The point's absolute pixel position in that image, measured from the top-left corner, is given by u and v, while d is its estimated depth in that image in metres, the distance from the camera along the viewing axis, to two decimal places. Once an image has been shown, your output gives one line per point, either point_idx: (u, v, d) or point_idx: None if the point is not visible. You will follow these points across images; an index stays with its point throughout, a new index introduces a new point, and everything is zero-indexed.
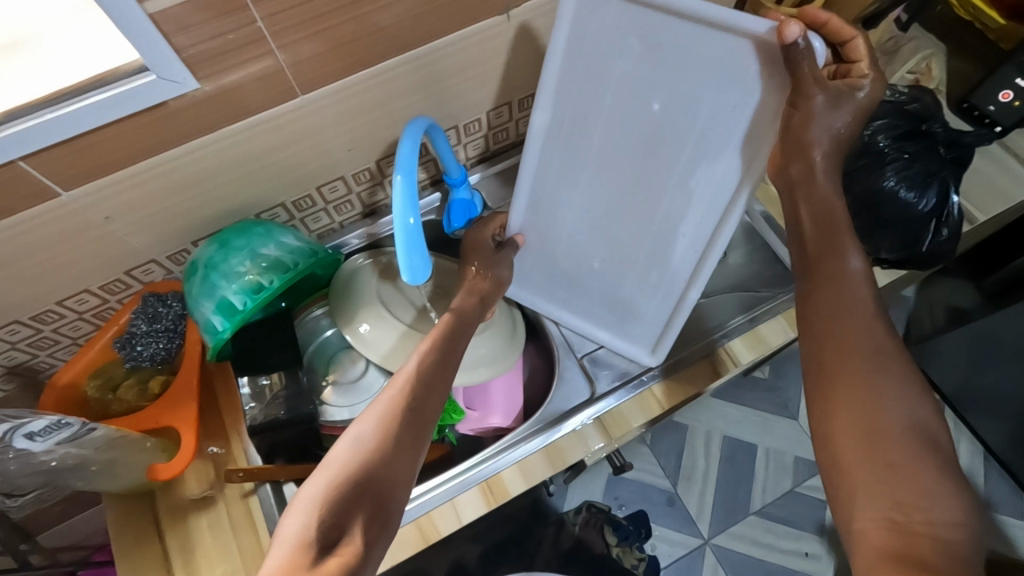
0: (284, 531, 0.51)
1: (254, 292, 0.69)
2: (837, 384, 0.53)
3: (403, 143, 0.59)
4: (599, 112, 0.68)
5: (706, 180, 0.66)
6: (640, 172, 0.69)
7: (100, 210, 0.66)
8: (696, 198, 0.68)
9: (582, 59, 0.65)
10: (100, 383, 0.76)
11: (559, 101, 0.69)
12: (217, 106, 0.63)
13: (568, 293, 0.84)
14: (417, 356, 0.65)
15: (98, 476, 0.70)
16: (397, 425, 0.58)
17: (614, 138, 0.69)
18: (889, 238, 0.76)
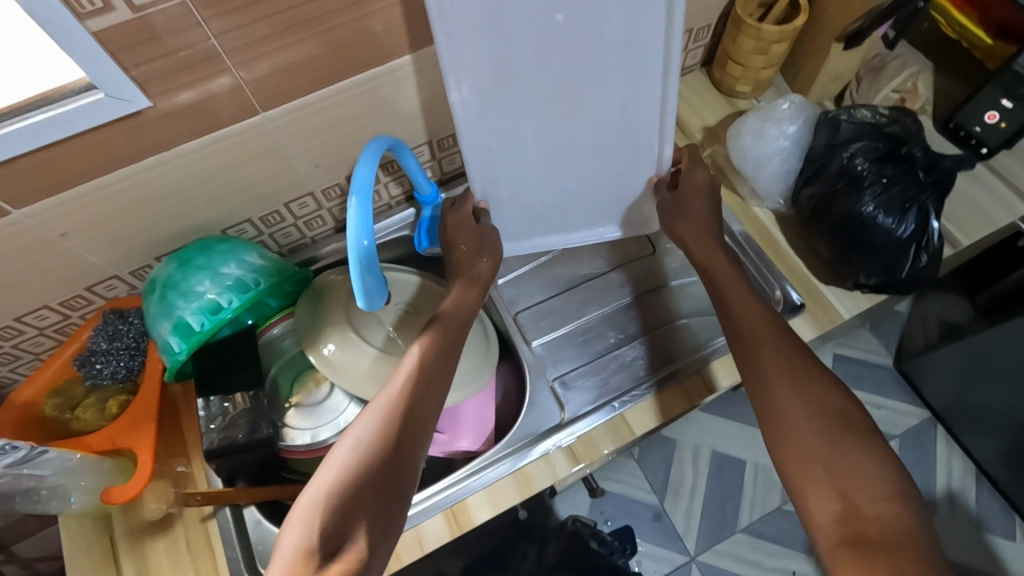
0: (285, 542, 0.52)
1: (212, 313, 0.68)
2: (784, 437, 0.60)
3: (358, 164, 0.56)
4: (520, 60, 0.62)
5: (639, 73, 0.66)
6: (580, 101, 0.68)
7: (54, 228, 0.64)
8: (638, 78, 0.66)
9: (471, 21, 0.58)
10: (59, 402, 0.74)
11: (473, 68, 0.62)
12: (172, 124, 0.61)
13: (552, 224, 0.84)
14: (416, 355, 0.68)
15: (50, 500, 0.70)
16: (395, 430, 0.61)
17: (542, 74, 0.64)
18: (868, 264, 0.74)
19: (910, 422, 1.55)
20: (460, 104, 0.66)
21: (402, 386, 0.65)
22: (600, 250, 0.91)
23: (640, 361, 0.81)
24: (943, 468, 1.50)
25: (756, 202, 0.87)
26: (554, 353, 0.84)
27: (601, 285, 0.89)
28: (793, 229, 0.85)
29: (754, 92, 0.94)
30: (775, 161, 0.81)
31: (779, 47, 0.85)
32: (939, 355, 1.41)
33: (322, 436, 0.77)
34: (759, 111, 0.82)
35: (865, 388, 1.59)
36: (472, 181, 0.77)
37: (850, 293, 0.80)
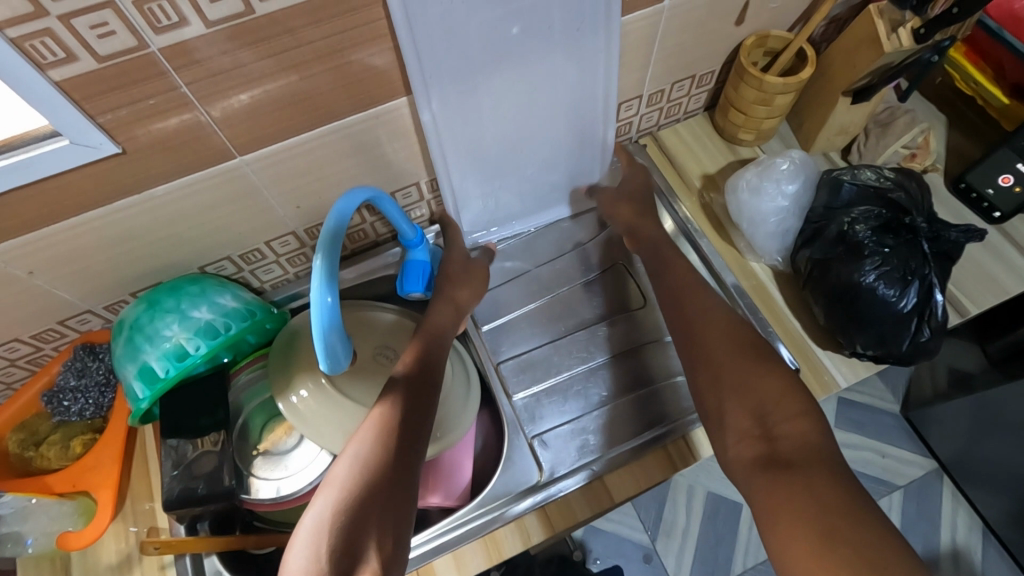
0: (291, 565, 0.50)
1: (178, 359, 0.66)
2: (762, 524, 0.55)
3: (341, 199, 0.59)
4: (478, 66, 0.68)
5: (584, 63, 0.73)
6: (539, 94, 0.75)
7: (21, 267, 0.63)
8: (586, 62, 0.74)
9: (436, 40, 0.63)
10: (22, 438, 0.72)
11: (439, 83, 0.67)
12: (141, 167, 0.59)
13: (518, 216, 0.91)
14: (403, 374, 0.67)
15: (5, 542, 0.67)
16: (394, 444, 0.59)
17: (501, 79, 0.70)
18: (864, 334, 0.71)
19: (914, 472, 1.49)
20: (430, 122, 0.70)
21: (394, 399, 0.63)
22: (589, 298, 0.89)
23: (621, 422, 0.78)
24: (948, 523, 1.44)
25: (752, 256, 0.84)
26: (534, 408, 0.81)
27: (588, 336, 0.86)
28: (791, 289, 0.82)
29: (756, 140, 0.91)
30: (770, 221, 0.78)
31: (783, 99, 0.82)
32: (948, 408, 1.35)
33: (287, 490, 0.75)
34: (758, 166, 0.79)
35: (869, 435, 1.53)
36: (444, 189, 0.80)
37: (848, 360, 0.77)
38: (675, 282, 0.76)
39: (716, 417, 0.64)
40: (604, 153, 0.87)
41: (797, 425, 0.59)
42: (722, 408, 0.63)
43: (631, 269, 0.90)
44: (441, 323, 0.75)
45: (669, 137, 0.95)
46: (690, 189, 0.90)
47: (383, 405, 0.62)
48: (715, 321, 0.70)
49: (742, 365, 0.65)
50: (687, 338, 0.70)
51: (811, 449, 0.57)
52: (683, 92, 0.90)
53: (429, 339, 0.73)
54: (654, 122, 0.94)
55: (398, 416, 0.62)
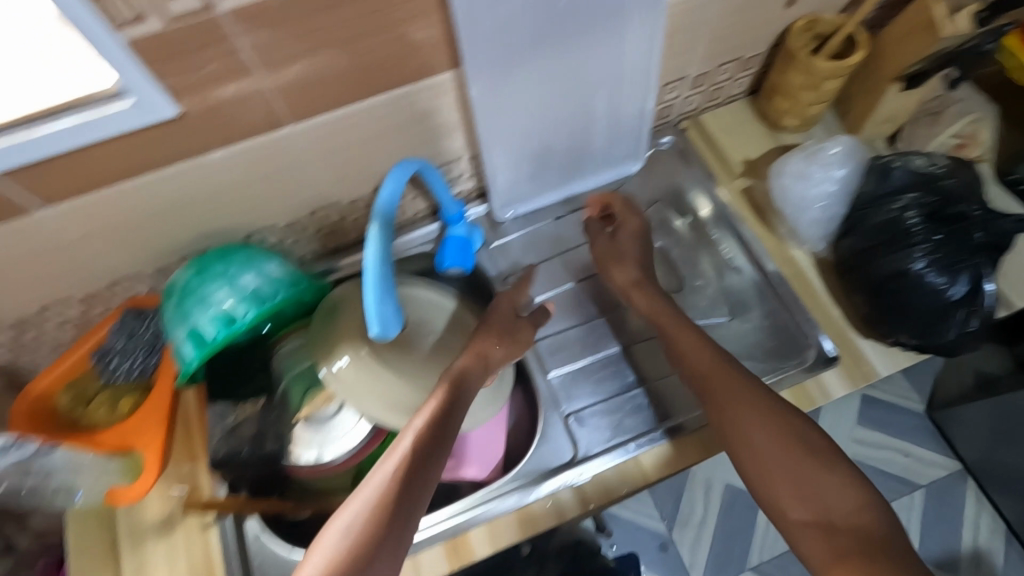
0: None
1: (227, 323, 0.67)
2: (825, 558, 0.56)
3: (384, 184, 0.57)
4: (524, 45, 0.67)
5: (626, 36, 0.71)
6: (583, 66, 0.73)
7: (77, 227, 0.64)
8: (631, 35, 0.72)
9: (486, 15, 0.62)
10: (73, 395, 0.75)
11: (489, 60, 0.66)
12: (195, 132, 0.60)
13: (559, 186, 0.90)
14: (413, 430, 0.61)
15: (58, 495, 0.69)
16: (386, 517, 0.55)
17: (549, 55, 0.69)
18: (908, 327, 0.70)
19: (937, 473, 1.47)
20: (479, 97, 0.70)
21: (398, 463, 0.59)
22: None
23: (658, 404, 0.79)
24: (970, 526, 1.42)
25: (793, 243, 0.83)
26: (570, 386, 0.81)
27: (625, 318, 0.86)
28: (833, 276, 0.81)
29: (801, 127, 0.90)
30: (815, 208, 0.77)
31: (832, 83, 0.81)
32: (972, 410, 1.34)
33: (328, 455, 0.75)
34: (804, 150, 0.78)
35: (892, 434, 1.51)
36: (487, 167, 0.80)
37: (887, 350, 0.76)
38: (690, 342, 0.72)
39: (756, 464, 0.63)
40: (643, 126, 0.85)
41: (837, 483, 0.60)
42: (761, 455, 0.63)
43: (673, 251, 0.89)
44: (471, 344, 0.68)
45: (711, 121, 0.94)
46: (731, 174, 0.90)
47: (388, 469, 0.58)
48: (749, 381, 0.67)
49: (786, 427, 0.63)
50: (718, 398, 0.67)
51: (856, 511, 0.58)
52: (727, 75, 0.89)
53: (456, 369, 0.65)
54: (697, 106, 0.93)
55: (399, 484, 0.57)
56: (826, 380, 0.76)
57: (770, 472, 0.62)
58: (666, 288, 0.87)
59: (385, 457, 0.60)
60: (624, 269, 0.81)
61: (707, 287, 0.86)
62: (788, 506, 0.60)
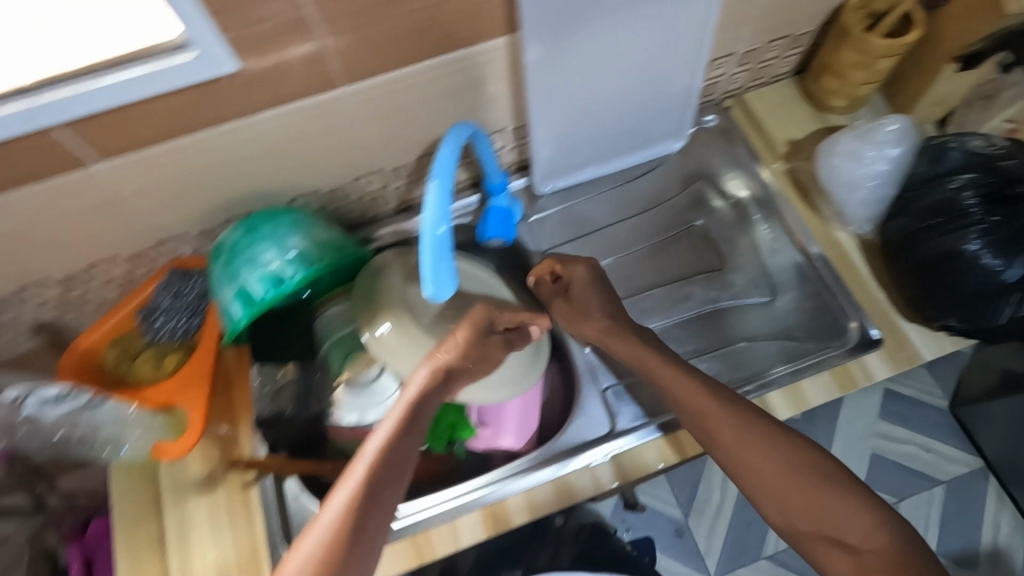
0: None
1: (276, 283, 0.68)
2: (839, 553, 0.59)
3: (442, 146, 0.57)
4: (581, 11, 0.66)
5: (682, 7, 0.70)
6: (636, 38, 0.72)
7: (130, 183, 0.65)
8: (687, 7, 0.71)
9: None
10: (117, 352, 0.76)
11: (546, 26, 0.66)
12: (251, 90, 0.60)
13: (601, 162, 0.89)
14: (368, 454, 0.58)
15: (106, 446, 0.71)
16: (338, 553, 0.53)
17: (605, 24, 0.69)
18: (960, 309, 0.69)
19: (959, 469, 1.45)
20: (533, 63, 0.69)
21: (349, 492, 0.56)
22: (661, 261, 0.89)
23: None
24: (990, 523, 1.41)
25: (838, 225, 0.82)
26: (608, 361, 0.82)
27: (665, 295, 0.86)
28: (877, 258, 0.80)
29: (848, 108, 0.89)
30: (866, 186, 0.76)
31: (886, 62, 0.79)
32: (999, 406, 1.31)
33: (368, 418, 0.76)
34: (857, 130, 0.77)
35: (913, 429, 1.49)
36: (532, 139, 0.79)
37: (932, 334, 0.75)
38: (680, 387, 0.67)
39: (769, 480, 0.62)
40: (689, 102, 0.84)
41: (853, 503, 0.60)
42: (773, 475, 0.62)
43: (712, 231, 0.89)
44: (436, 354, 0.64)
45: (755, 101, 0.93)
46: (776, 153, 0.89)
47: (338, 500, 0.56)
48: (761, 416, 0.64)
49: (798, 455, 0.63)
50: (723, 437, 0.64)
51: (868, 528, 0.59)
52: (775, 53, 0.87)
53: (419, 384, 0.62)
54: (741, 84, 0.92)
55: (351, 515, 0.55)
56: (868, 362, 0.75)
57: (781, 491, 0.62)
58: (648, 325, 0.83)
59: (339, 486, 0.57)
60: (593, 321, 0.75)
61: (749, 265, 0.86)
62: (797, 521, 0.61)
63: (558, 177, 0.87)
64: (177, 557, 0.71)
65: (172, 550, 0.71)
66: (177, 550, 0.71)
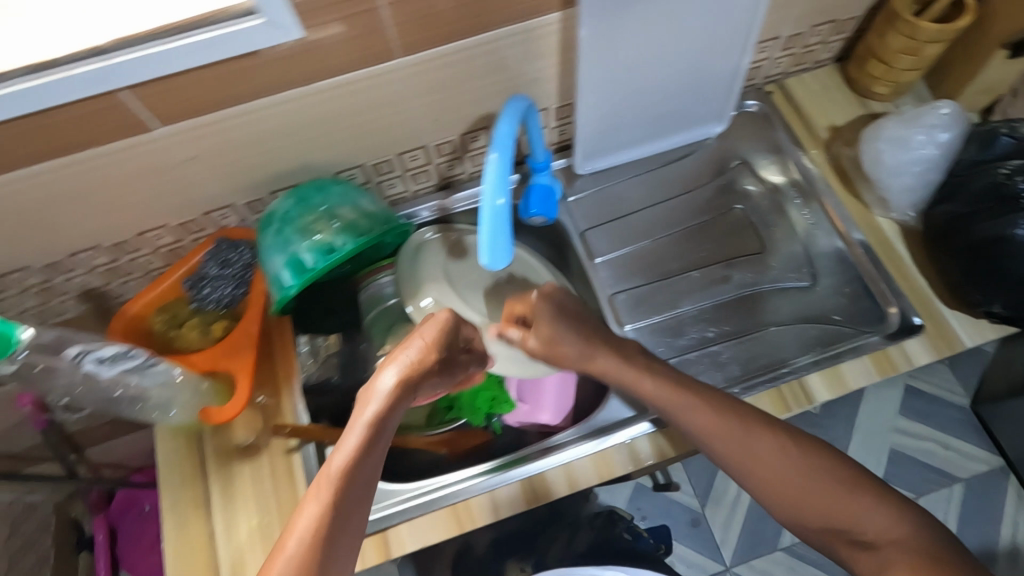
0: None
1: (326, 252, 0.69)
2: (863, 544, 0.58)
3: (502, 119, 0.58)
4: None
5: None
6: (688, 18, 0.72)
7: (186, 150, 0.66)
8: None
9: None
10: (165, 318, 0.77)
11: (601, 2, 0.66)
12: (310, 58, 0.61)
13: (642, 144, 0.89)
14: (335, 462, 0.55)
15: (154, 410, 0.71)
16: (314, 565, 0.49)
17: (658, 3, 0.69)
18: (1005, 295, 0.69)
19: (978, 468, 1.35)
20: (585, 40, 0.69)
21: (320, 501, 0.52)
22: (698, 243, 0.89)
23: (733, 361, 0.79)
24: (1011, 520, 1.32)
25: (881, 211, 0.82)
26: (645, 341, 0.82)
27: (703, 278, 0.86)
28: (919, 245, 0.80)
29: (892, 95, 0.88)
30: (912, 172, 0.76)
31: (934, 48, 0.78)
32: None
33: None
34: (904, 116, 0.78)
35: (932, 425, 1.39)
36: (577, 118, 0.80)
37: (974, 321, 0.75)
38: (666, 396, 0.67)
39: (778, 478, 0.62)
40: (733, 85, 0.84)
41: (864, 498, 0.60)
42: (784, 476, 0.62)
43: (751, 216, 0.89)
44: (394, 368, 0.60)
45: (796, 87, 0.92)
46: (817, 140, 0.89)
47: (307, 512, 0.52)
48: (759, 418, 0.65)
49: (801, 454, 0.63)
50: (725, 446, 0.64)
51: (881, 518, 0.58)
52: (819, 38, 0.87)
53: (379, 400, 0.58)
54: (783, 69, 0.91)
55: (325, 525, 0.51)
56: (909, 347, 0.75)
57: (791, 489, 0.62)
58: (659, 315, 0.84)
59: (304, 500, 0.53)
60: (567, 350, 0.71)
61: (788, 251, 0.86)
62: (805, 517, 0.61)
63: (598, 158, 0.88)
64: (222, 518, 0.73)
65: (217, 512, 0.73)
66: (222, 512, 0.73)
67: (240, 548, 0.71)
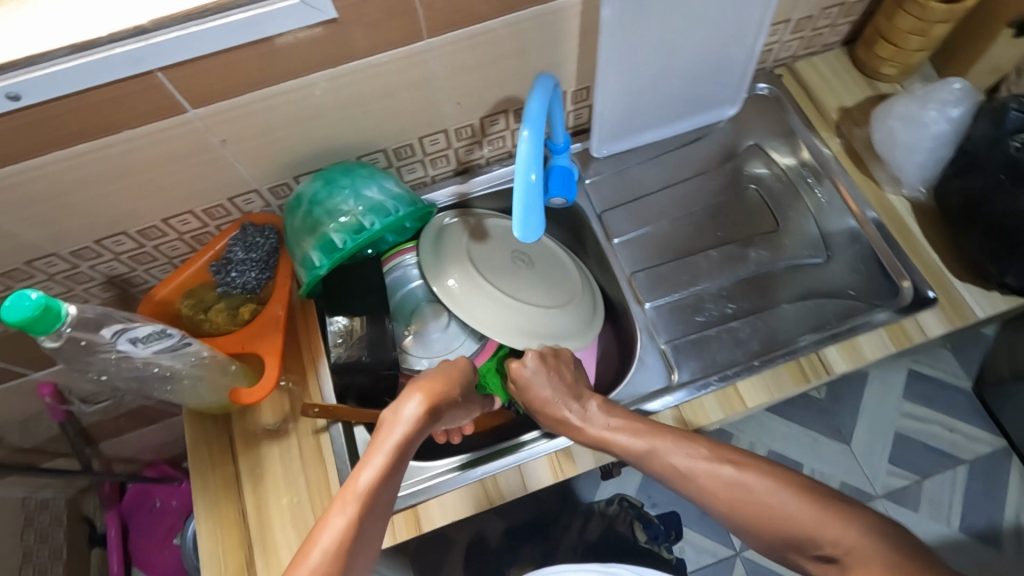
0: None
1: (355, 233, 0.71)
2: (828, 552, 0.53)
3: (533, 97, 0.59)
4: None
5: None
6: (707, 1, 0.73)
7: (218, 132, 0.67)
8: None
9: None
10: (192, 303, 0.78)
11: None
12: (340, 39, 0.62)
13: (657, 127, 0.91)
14: (365, 478, 0.53)
15: (184, 391, 0.71)
16: None
17: None
18: (1017, 265, 0.71)
19: (983, 450, 1.33)
20: (608, 19, 0.70)
21: (345, 518, 0.50)
22: (713, 224, 0.91)
23: (750, 336, 0.81)
24: (1014, 500, 1.29)
25: (892, 188, 0.84)
26: (662, 319, 0.84)
27: (718, 257, 0.88)
28: (929, 220, 0.82)
29: (899, 76, 0.90)
30: (924, 148, 0.79)
31: (943, 28, 0.80)
32: None
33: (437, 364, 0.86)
34: (919, 95, 0.80)
35: (939, 409, 1.37)
36: (595, 100, 0.81)
37: (987, 293, 0.77)
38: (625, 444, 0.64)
39: (732, 485, 0.58)
40: (748, 68, 0.86)
41: (831, 513, 0.53)
42: (743, 482, 0.57)
43: (765, 196, 0.92)
44: (420, 394, 0.60)
45: (806, 70, 0.94)
46: (828, 122, 0.90)
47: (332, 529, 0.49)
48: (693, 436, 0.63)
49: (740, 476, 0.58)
50: (674, 464, 0.61)
51: (837, 525, 0.52)
52: (829, 21, 0.88)
53: (405, 424, 0.57)
54: (793, 53, 0.93)
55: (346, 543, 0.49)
56: (923, 320, 0.76)
57: (753, 498, 0.56)
58: (674, 294, 0.86)
59: (325, 515, 0.51)
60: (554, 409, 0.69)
61: (801, 229, 0.88)
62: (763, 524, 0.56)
63: (615, 141, 0.89)
64: (253, 497, 0.73)
65: (247, 492, 0.74)
66: (253, 493, 0.74)
67: (272, 526, 0.72)
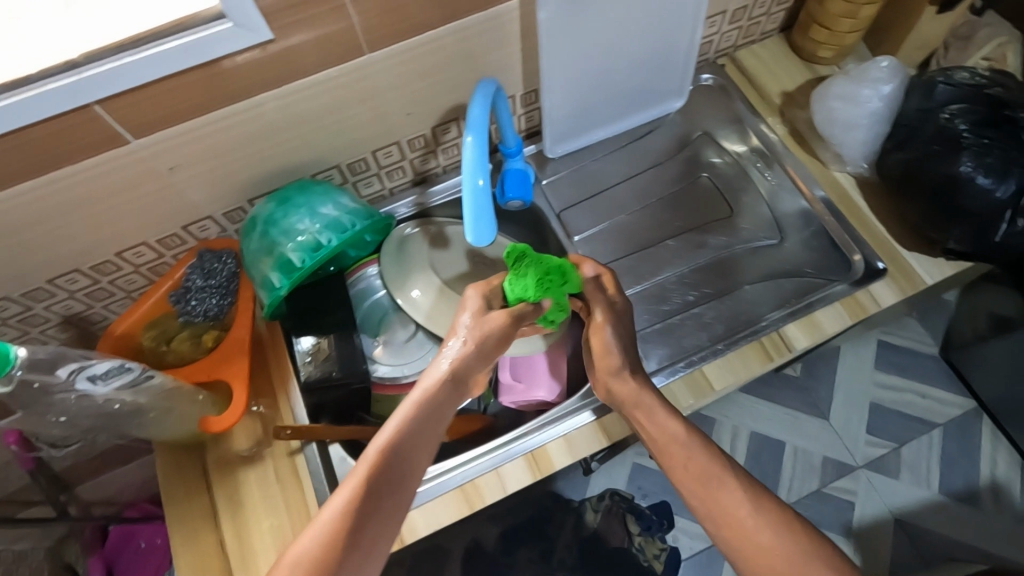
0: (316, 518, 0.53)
1: (312, 250, 0.71)
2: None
3: (474, 104, 0.60)
4: None
5: None
6: None
7: (164, 161, 0.66)
8: None
9: None
10: (154, 334, 0.77)
11: None
12: (277, 59, 0.62)
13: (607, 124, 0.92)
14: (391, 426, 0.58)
15: (150, 424, 0.70)
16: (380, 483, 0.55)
17: None
18: (959, 228, 0.73)
19: (954, 413, 1.37)
20: (546, 23, 0.71)
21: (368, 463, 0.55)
22: (671, 214, 0.93)
23: (714, 321, 0.82)
24: (987, 458, 1.32)
25: (837, 166, 0.87)
26: None
27: (678, 245, 0.90)
28: (874, 193, 0.85)
29: (836, 57, 0.93)
30: (861, 125, 0.82)
31: (869, 9, 0.83)
32: (990, 348, 1.24)
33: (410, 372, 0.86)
34: (850, 75, 0.83)
35: (909, 377, 1.40)
36: (543, 102, 0.82)
37: (933, 260, 0.80)
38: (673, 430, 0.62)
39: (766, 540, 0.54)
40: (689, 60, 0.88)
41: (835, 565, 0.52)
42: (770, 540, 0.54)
43: (718, 184, 0.94)
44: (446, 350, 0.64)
45: (747, 57, 0.97)
46: (771, 107, 0.93)
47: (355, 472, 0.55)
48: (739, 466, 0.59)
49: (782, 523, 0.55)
50: (715, 487, 0.57)
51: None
52: (764, 10, 0.91)
53: (430, 381, 0.62)
54: (733, 43, 0.96)
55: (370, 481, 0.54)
56: (876, 290, 0.79)
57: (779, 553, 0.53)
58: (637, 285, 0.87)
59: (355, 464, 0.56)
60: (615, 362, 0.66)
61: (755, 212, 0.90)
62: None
63: (568, 141, 0.91)
64: (231, 526, 0.72)
65: (225, 521, 0.73)
66: (230, 520, 0.73)
67: (252, 551, 0.71)
